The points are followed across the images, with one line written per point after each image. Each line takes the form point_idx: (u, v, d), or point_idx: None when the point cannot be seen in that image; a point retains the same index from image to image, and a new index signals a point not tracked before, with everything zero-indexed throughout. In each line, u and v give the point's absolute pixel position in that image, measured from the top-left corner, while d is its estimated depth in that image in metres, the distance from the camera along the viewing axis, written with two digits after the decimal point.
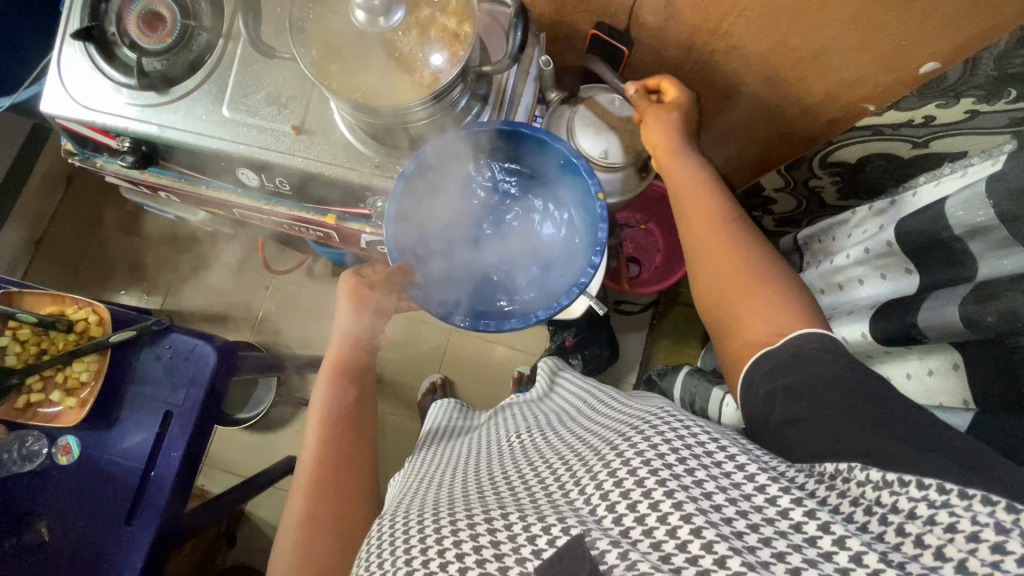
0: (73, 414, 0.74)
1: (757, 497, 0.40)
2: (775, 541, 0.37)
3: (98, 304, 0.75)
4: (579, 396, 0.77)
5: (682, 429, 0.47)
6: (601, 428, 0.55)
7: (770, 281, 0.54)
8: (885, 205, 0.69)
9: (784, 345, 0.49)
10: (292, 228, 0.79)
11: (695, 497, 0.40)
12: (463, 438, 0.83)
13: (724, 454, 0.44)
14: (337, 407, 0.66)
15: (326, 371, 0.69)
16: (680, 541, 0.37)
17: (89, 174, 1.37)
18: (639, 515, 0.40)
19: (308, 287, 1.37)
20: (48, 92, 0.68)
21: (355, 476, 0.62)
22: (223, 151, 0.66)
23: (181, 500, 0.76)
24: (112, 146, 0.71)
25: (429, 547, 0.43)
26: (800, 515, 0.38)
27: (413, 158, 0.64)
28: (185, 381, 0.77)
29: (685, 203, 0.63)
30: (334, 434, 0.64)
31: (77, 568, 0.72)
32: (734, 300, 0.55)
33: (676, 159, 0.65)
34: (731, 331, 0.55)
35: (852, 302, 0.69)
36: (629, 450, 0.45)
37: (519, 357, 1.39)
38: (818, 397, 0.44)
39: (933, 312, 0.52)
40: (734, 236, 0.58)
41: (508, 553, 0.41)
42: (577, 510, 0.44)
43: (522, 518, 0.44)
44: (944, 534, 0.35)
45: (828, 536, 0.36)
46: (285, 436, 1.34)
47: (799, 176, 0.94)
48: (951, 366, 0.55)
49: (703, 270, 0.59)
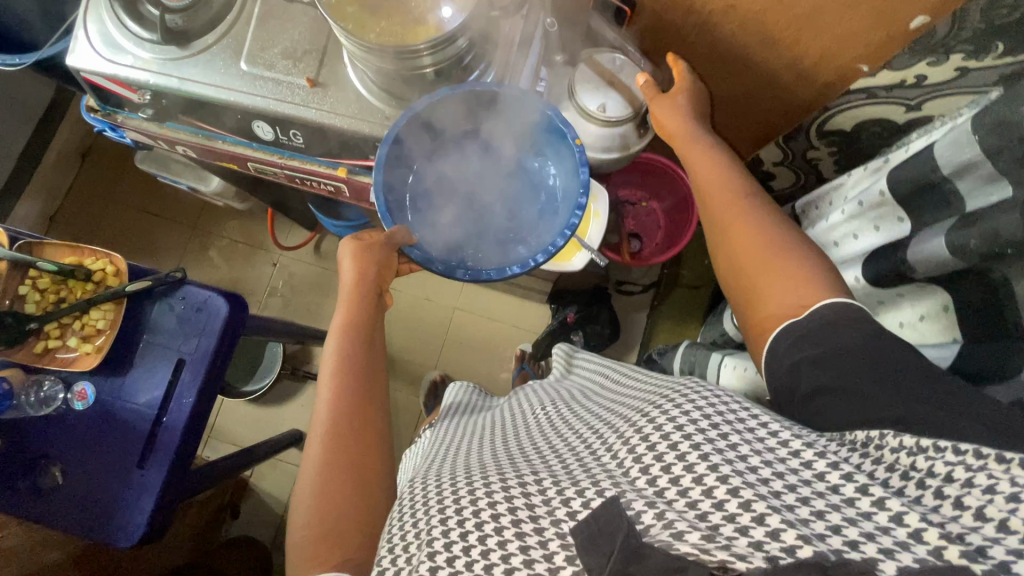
0: (88, 360, 0.76)
1: (793, 461, 0.40)
2: (814, 500, 0.36)
3: (116, 255, 0.78)
4: (599, 373, 0.79)
5: (713, 398, 0.47)
6: (629, 401, 0.56)
7: (788, 251, 0.55)
8: (879, 163, 0.71)
9: (816, 316, 0.50)
10: (304, 182, 0.81)
11: (730, 458, 0.40)
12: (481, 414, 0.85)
13: (755, 420, 0.44)
14: (348, 361, 0.67)
15: (337, 329, 0.70)
16: (717, 500, 0.38)
17: (103, 152, 1.41)
18: (674, 476, 0.40)
19: (314, 263, 1.39)
20: (76, 48, 0.71)
21: (370, 427, 0.64)
22: (242, 102, 0.69)
23: (191, 447, 0.78)
24: (133, 99, 0.74)
25: (463, 509, 0.45)
26: (837, 477, 0.38)
27: (401, 117, 0.67)
28: (197, 331, 0.79)
29: (705, 183, 0.64)
30: (346, 385, 0.65)
31: (91, 509, 0.74)
32: (755, 273, 0.56)
33: (694, 146, 0.67)
34: (757, 304, 0.56)
35: (845, 257, 0.71)
36: (660, 416, 0.46)
37: (521, 336, 1.41)
38: (844, 364, 0.45)
39: (924, 246, 0.54)
40: (755, 209, 0.60)
41: (542, 515, 0.42)
42: (610, 472, 0.45)
43: (556, 483, 0.45)
44: (984, 496, 0.34)
45: (866, 497, 0.36)
46: (289, 410, 1.35)
47: (798, 148, 0.96)
48: (941, 309, 0.56)
49: (727, 250, 0.60)
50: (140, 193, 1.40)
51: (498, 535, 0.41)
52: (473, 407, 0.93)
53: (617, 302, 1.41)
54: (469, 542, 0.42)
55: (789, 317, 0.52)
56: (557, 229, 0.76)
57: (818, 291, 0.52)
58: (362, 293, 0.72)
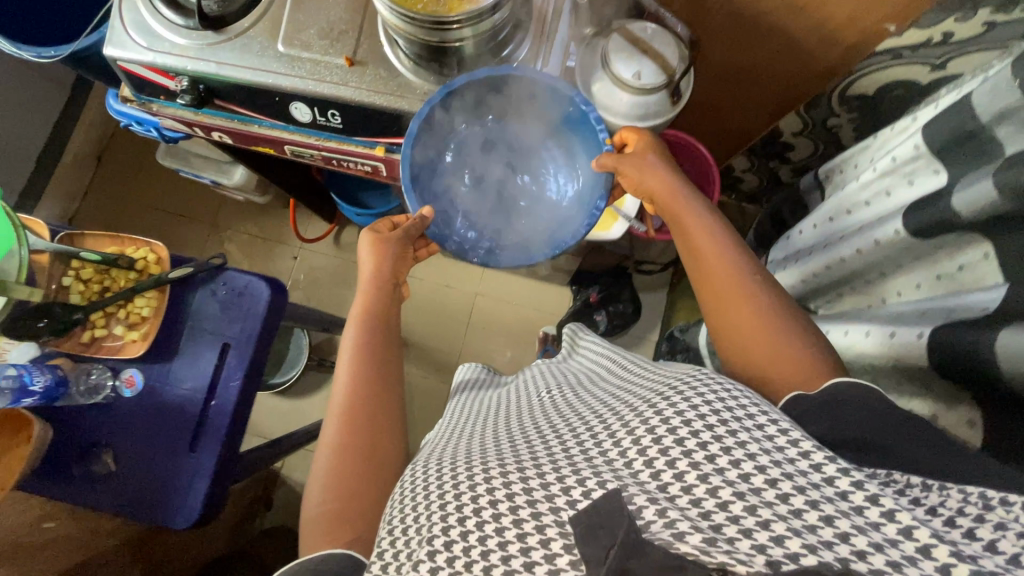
0: (136, 346, 0.77)
1: (802, 463, 0.40)
2: (823, 505, 0.37)
3: (157, 243, 0.79)
4: (607, 357, 0.78)
5: (723, 392, 0.45)
6: (636, 388, 0.55)
7: (782, 325, 0.56)
8: (908, 122, 0.73)
9: (828, 389, 0.50)
10: (340, 164, 0.82)
11: (738, 460, 0.40)
12: (493, 391, 0.86)
13: (769, 421, 0.43)
14: (369, 348, 0.68)
15: (354, 317, 0.71)
16: (720, 500, 0.38)
17: (118, 152, 1.41)
18: (679, 471, 0.41)
19: (334, 254, 1.40)
20: (112, 37, 0.72)
21: (376, 410, 0.63)
22: (280, 83, 0.70)
23: (240, 430, 0.79)
24: (169, 87, 0.74)
25: (463, 494, 0.44)
26: (847, 484, 0.38)
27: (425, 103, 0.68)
28: (241, 315, 0.80)
29: (695, 251, 0.64)
30: (363, 369, 0.66)
31: (144, 494, 0.75)
32: (753, 344, 0.56)
33: (683, 203, 0.67)
34: (750, 366, 0.57)
35: (879, 213, 0.72)
36: (668, 408, 0.45)
37: (543, 318, 1.42)
38: (855, 423, 0.46)
39: (968, 191, 0.55)
40: (747, 277, 0.60)
41: (542, 500, 0.42)
42: (613, 465, 0.44)
43: (558, 472, 0.44)
44: (997, 531, 0.35)
45: (877, 507, 0.36)
46: (316, 401, 1.36)
47: (818, 116, 0.98)
48: (982, 257, 0.57)
49: (724, 316, 0.59)
50: (158, 192, 1.40)
51: (495, 521, 0.41)
52: (485, 383, 0.93)
53: (637, 281, 1.43)
54: (469, 527, 0.42)
55: (796, 388, 0.52)
56: (571, 223, 0.79)
57: (817, 372, 0.53)
58: (380, 283, 0.74)
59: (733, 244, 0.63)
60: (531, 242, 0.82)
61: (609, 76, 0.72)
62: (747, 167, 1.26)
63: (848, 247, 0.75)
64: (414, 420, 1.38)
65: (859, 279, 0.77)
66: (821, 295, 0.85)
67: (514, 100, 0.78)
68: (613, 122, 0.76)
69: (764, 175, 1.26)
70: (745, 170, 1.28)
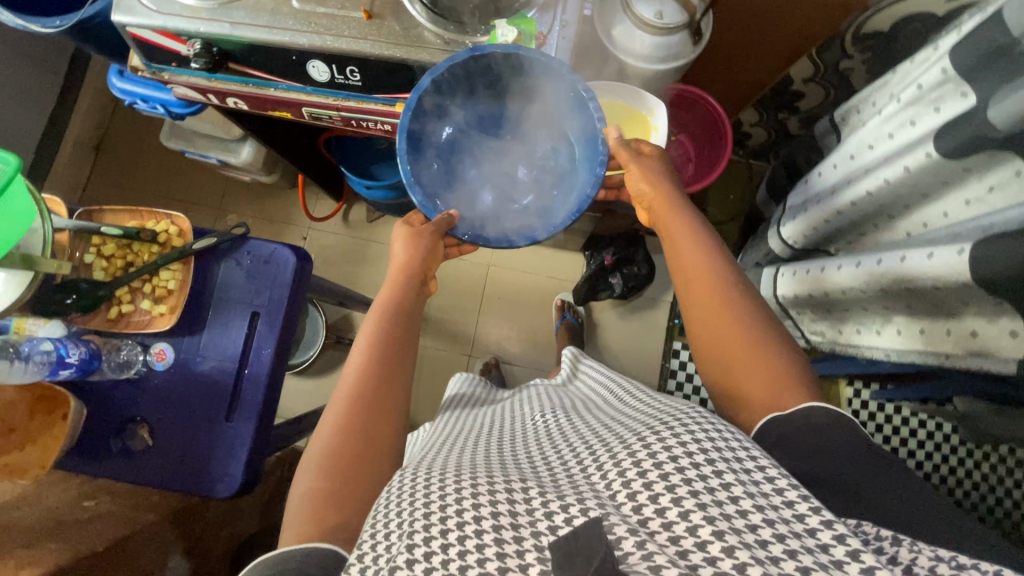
0: (165, 319, 0.76)
1: (786, 511, 0.40)
2: (802, 555, 0.37)
3: (178, 214, 0.78)
4: (604, 387, 0.77)
5: (712, 432, 0.47)
6: (628, 420, 0.56)
7: (761, 339, 0.57)
8: (928, 52, 0.73)
9: (801, 413, 0.52)
10: (360, 123, 0.83)
11: (721, 501, 0.40)
12: (485, 407, 0.82)
13: (754, 464, 0.44)
14: (386, 339, 0.66)
15: (376, 310, 0.70)
16: (700, 539, 0.38)
17: (117, 141, 1.38)
18: (660, 507, 0.41)
19: (345, 232, 1.39)
20: (120, 2, 0.70)
21: (386, 405, 0.61)
22: (294, 41, 0.68)
23: (273, 399, 0.78)
24: (181, 52, 0.72)
25: (447, 506, 0.44)
26: (830, 537, 0.38)
27: (429, 73, 0.67)
28: (268, 283, 0.79)
29: (683, 262, 0.65)
30: (375, 367, 0.63)
31: (183, 468, 0.75)
32: (731, 357, 0.58)
33: (679, 213, 0.69)
34: (727, 377, 0.58)
35: (904, 144, 0.72)
36: (654, 441, 0.46)
37: (559, 284, 1.43)
38: (840, 454, 0.49)
39: (1003, 102, 0.55)
40: (732, 291, 0.61)
41: (524, 525, 0.42)
42: (598, 493, 0.45)
43: (541, 495, 0.44)
44: None
45: (856, 563, 0.36)
46: (337, 379, 1.35)
47: (830, 59, 0.98)
48: (1014, 175, 0.60)
49: (704, 322, 0.61)
50: (162, 179, 1.38)
51: (476, 537, 0.41)
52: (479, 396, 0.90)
53: (649, 244, 1.43)
54: (450, 539, 0.41)
55: (774, 411, 0.54)
56: (565, 202, 0.76)
57: (793, 394, 0.54)
58: (410, 274, 0.74)
59: (723, 262, 0.64)
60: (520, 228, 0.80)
61: (629, 16, 0.72)
62: (755, 120, 1.26)
63: (874, 180, 0.75)
64: (436, 393, 1.38)
65: (884, 214, 0.79)
66: (843, 236, 0.89)
67: (514, 78, 0.76)
68: (635, 64, 0.75)
69: (773, 128, 1.26)
70: (753, 124, 1.28)
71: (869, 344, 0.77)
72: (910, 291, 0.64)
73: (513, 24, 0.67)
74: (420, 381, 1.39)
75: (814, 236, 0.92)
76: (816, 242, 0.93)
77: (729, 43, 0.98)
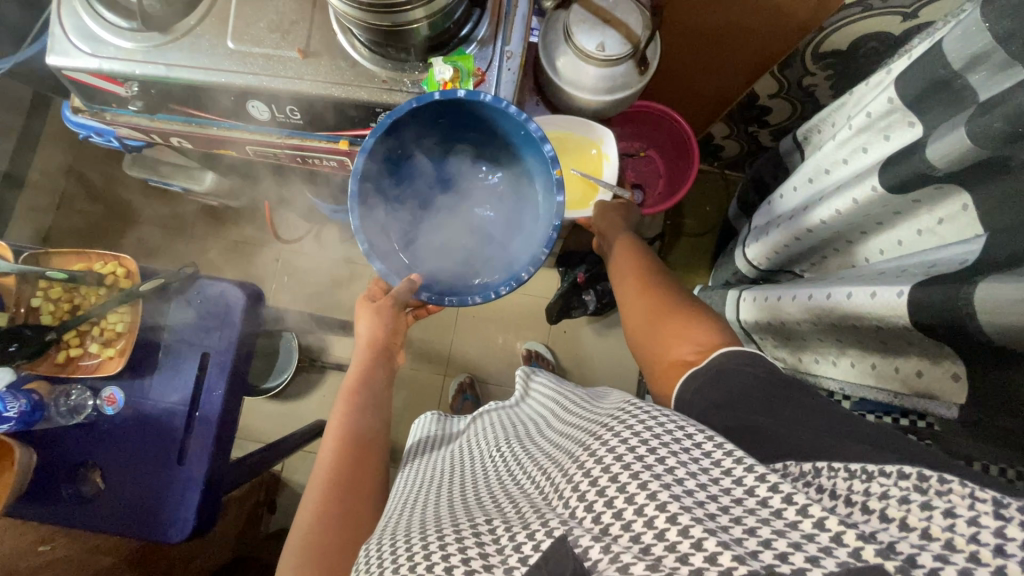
0: (113, 362, 0.76)
1: (725, 480, 0.39)
2: (745, 517, 0.35)
3: (125, 256, 0.78)
4: (553, 398, 0.75)
5: (651, 420, 0.44)
6: (574, 431, 0.53)
7: (697, 314, 0.59)
8: (882, 75, 0.70)
9: (715, 359, 0.52)
10: (305, 159, 0.83)
11: (668, 484, 0.38)
12: (443, 450, 0.79)
13: (692, 440, 0.42)
14: (358, 415, 0.67)
15: (343, 393, 0.70)
16: (657, 530, 0.35)
17: (86, 167, 1.37)
18: (617, 510, 0.38)
19: (317, 254, 1.38)
20: (53, 44, 0.68)
21: (359, 480, 0.61)
22: (233, 82, 0.67)
23: (226, 438, 0.78)
24: (120, 93, 0.71)
25: (417, 562, 0.41)
26: (766, 490, 0.36)
27: (372, 134, 0.66)
28: (218, 322, 0.79)
29: (631, 299, 0.67)
30: (350, 440, 0.64)
31: (137, 511, 0.74)
32: (664, 340, 0.59)
33: (631, 256, 0.73)
34: (661, 354, 0.59)
35: (858, 169, 0.71)
36: (601, 446, 0.44)
37: (535, 301, 1.42)
38: (745, 398, 0.48)
39: (941, 140, 0.53)
40: (671, 298, 0.63)
41: (496, 563, 0.39)
42: (559, 513, 0.41)
43: (507, 529, 0.41)
44: (883, 499, 0.34)
45: (792, 506, 0.35)
46: (312, 401, 1.34)
47: (794, 77, 0.96)
48: (961, 209, 0.57)
49: (647, 335, 0.62)
50: (132, 204, 1.37)
51: None
52: (439, 439, 0.85)
53: None
54: None
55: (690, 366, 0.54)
56: (529, 243, 0.76)
57: (719, 338, 0.55)
58: (377, 349, 0.75)
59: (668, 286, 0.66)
60: (477, 278, 0.78)
61: (572, 49, 0.70)
62: (727, 133, 1.24)
63: (827, 210, 0.73)
64: (412, 413, 1.38)
65: (840, 240, 0.78)
66: (806, 258, 0.86)
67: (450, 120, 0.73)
68: (583, 97, 0.74)
69: (744, 140, 1.24)
70: (725, 137, 1.26)
71: (826, 374, 0.76)
72: (857, 327, 0.63)
73: (449, 61, 0.66)
74: (396, 400, 1.38)
75: (777, 259, 0.90)
76: (781, 264, 0.91)
77: (691, 61, 0.96)
